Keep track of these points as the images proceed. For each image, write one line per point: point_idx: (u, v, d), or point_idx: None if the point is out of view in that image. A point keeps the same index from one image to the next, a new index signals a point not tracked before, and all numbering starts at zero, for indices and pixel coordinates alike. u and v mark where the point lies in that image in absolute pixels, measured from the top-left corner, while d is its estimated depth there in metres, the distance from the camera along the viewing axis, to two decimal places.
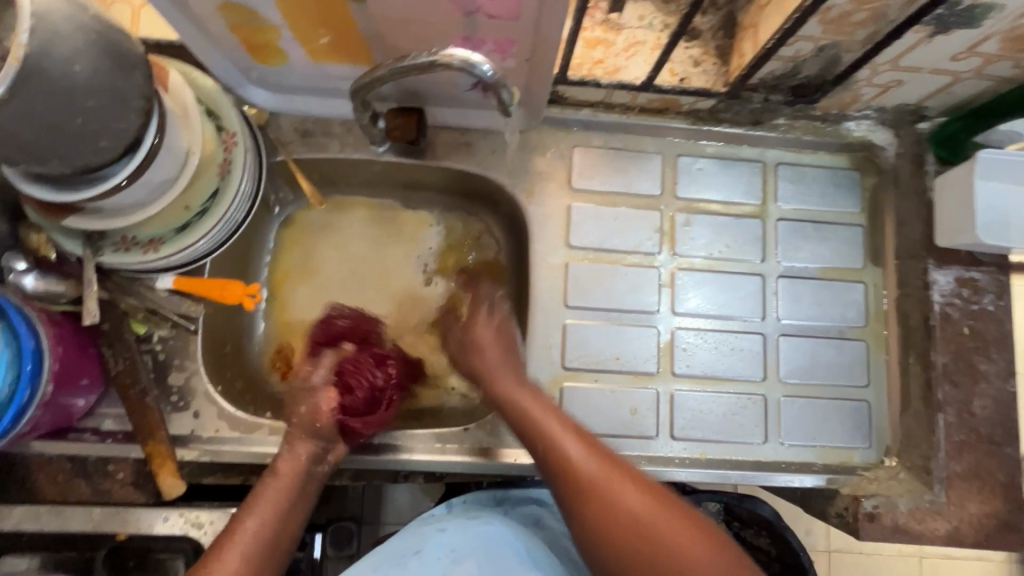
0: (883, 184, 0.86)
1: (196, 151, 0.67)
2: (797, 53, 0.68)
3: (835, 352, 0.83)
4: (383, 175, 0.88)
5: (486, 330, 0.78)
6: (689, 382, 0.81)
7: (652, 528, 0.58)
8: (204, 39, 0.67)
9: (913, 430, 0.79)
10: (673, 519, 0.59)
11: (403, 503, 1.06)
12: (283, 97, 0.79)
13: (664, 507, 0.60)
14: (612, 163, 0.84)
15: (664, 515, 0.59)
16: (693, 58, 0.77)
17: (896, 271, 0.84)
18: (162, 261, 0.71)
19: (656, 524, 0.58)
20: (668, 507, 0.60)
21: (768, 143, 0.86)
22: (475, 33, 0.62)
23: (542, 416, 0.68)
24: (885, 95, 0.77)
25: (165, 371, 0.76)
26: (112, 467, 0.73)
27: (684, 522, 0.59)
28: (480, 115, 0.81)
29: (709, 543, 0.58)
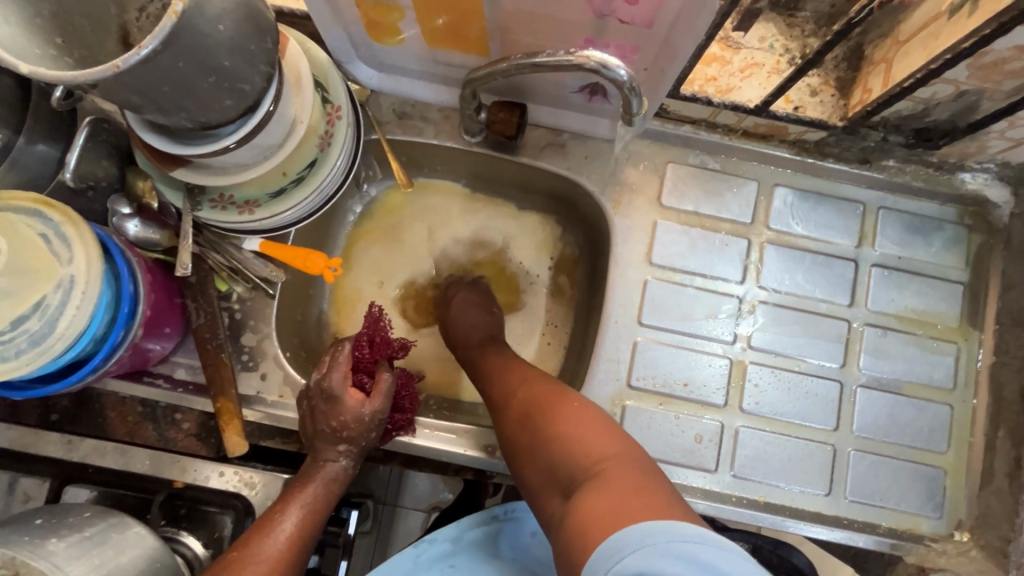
0: (991, 242, 0.81)
1: (303, 120, 0.68)
2: (933, 94, 0.65)
3: (916, 413, 0.78)
4: (468, 164, 0.88)
5: (463, 310, 0.84)
6: (758, 420, 0.78)
7: (577, 436, 0.58)
8: (329, 11, 0.67)
9: (992, 507, 0.75)
10: (603, 437, 0.58)
11: (423, 490, 1.04)
12: (387, 77, 0.80)
13: (602, 431, 0.58)
14: (707, 184, 0.81)
15: (598, 430, 0.58)
16: (810, 87, 0.74)
17: (995, 337, 0.79)
18: (254, 223, 0.72)
19: (581, 436, 0.58)
20: (606, 428, 0.59)
21: (875, 184, 0.81)
22: (602, 36, 0.61)
23: (514, 365, 0.73)
24: (1013, 151, 0.73)
25: (239, 331, 0.77)
26: (179, 416, 0.76)
27: (618, 445, 0.57)
28: (578, 118, 0.80)
29: (639, 465, 0.54)
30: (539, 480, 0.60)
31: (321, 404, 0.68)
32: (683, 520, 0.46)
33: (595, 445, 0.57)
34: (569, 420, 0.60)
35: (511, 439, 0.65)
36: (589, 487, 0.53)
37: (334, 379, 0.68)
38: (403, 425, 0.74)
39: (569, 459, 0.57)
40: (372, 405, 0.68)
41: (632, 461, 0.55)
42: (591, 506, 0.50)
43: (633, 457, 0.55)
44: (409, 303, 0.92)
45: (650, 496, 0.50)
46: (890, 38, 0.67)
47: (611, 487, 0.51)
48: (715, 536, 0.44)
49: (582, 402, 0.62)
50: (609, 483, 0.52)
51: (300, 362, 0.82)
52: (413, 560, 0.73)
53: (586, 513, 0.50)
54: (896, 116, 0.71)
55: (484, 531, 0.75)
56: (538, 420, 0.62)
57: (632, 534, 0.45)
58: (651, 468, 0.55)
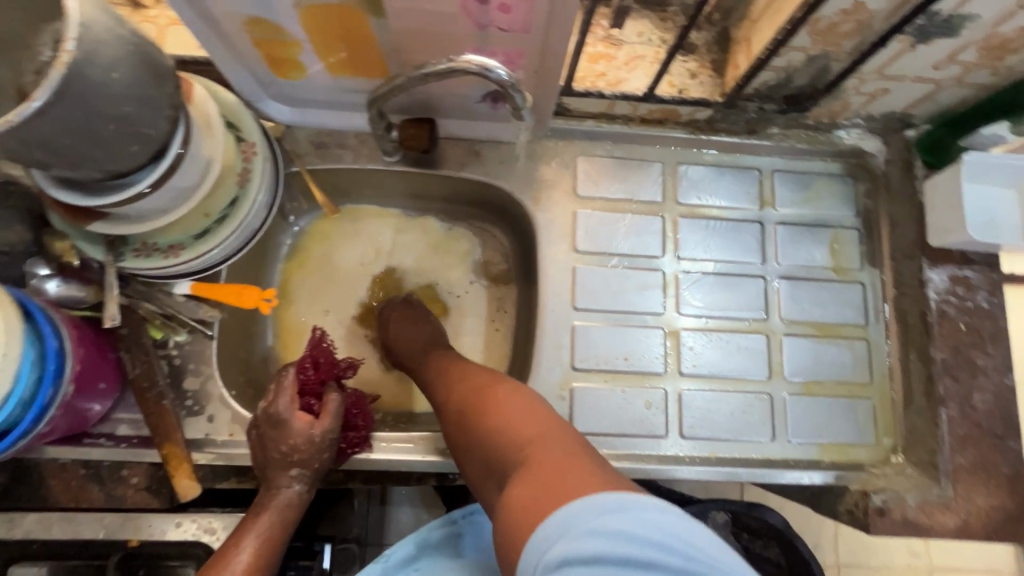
0: (875, 188, 0.89)
1: (218, 158, 0.70)
2: (789, 62, 0.73)
3: (837, 351, 0.85)
4: (393, 184, 0.91)
5: (400, 325, 0.86)
6: (697, 382, 0.82)
7: (504, 424, 0.57)
8: (229, 54, 0.70)
9: (916, 426, 0.81)
10: (528, 418, 0.56)
11: (407, 523, 1.05)
12: (299, 111, 0.83)
13: (527, 414, 0.57)
14: (616, 172, 0.87)
15: (524, 413, 0.58)
16: (689, 71, 0.82)
17: (892, 271, 0.87)
18: (181, 266, 0.72)
19: (507, 421, 0.57)
20: (531, 409, 0.58)
21: (765, 151, 0.89)
22: (488, 45, 0.66)
23: (453, 366, 0.73)
24: (873, 103, 0.82)
25: (180, 376, 0.76)
26: (126, 471, 0.73)
27: (542, 424, 0.56)
28: (487, 126, 0.84)
29: (562, 440, 0.53)
30: (480, 474, 0.60)
31: (269, 430, 0.68)
32: (598, 491, 0.45)
33: (522, 428, 0.56)
34: (496, 410, 0.60)
35: (455, 440, 0.65)
36: (516, 474, 0.52)
37: (281, 405, 0.68)
38: (359, 442, 0.74)
39: (499, 449, 0.57)
40: (321, 425, 0.69)
41: (554, 437, 0.54)
42: (516, 492, 0.50)
43: (558, 434, 0.54)
44: (354, 327, 0.93)
45: (569, 470, 0.48)
46: (745, 19, 0.75)
47: (534, 468, 0.51)
48: (631, 498, 0.44)
49: (510, 389, 0.62)
50: (532, 465, 0.51)
51: (247, 399, 0.82)
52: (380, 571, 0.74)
53: (511, 500, 0.50)
54: (765, 86, 0.79)
55: (447, 532, 0.77)
56: (470, 417, 0.62)
57: (553, 521, 0.44)
58: (577, 441, 0.54)
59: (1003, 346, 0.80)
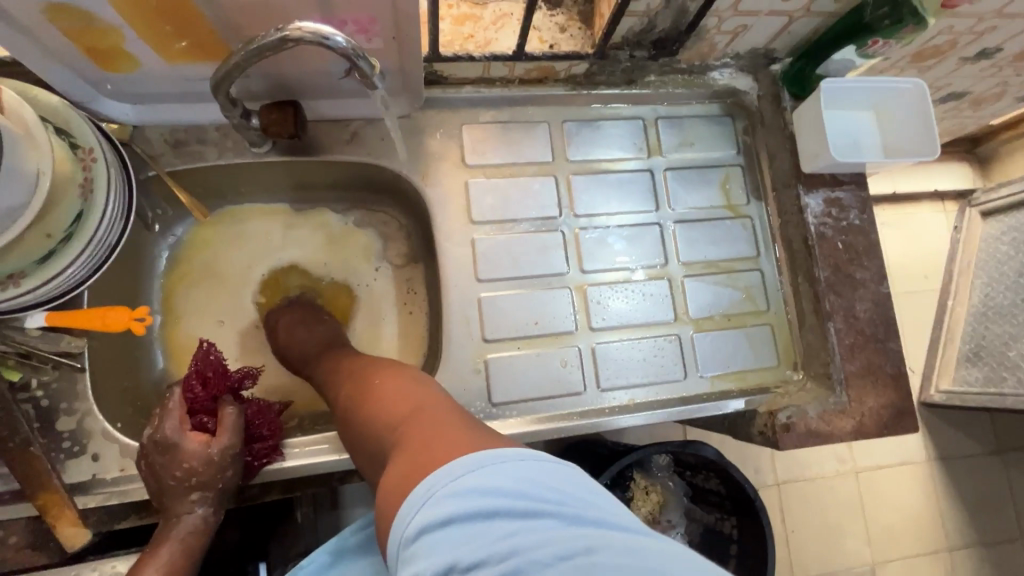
0: (752, 124, 0.93)
1: (48, 170, 0.62)
2: (648, 7, 0.73)
3: (734, 284, 0.89)
4: (273, 177, 0.86)
5: (294, 329, 0.82)
6: (609, 334, 0.84)
7: (383, 410, 0.55)
8: (37, 49, 0.62)
9: (811, 343, 0.87)
10: (407, 399, 0.54)
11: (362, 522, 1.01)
12: (146, 108, 0.75)
13: (409, 395, 0.55)
14: (503, 137, 0.85)
15: (404, 395, 0.55)
16: (558, 26, 0.81)
17: (775, 202, 0.91)
18: (24, 296, 0.64)
19: (387, 406, 0.55)
20: (412, 390, 0.56)
21: (646, 99, 0.90)
22: (333, 13, 0.61)
23: (342, 364, 0.70)
24: (737, 42, 0.84)
25: (52, 417, 0.68)
26: (3, 532, 0.65)
27: (418, 401, 0.53)
28: (359, 104, 0.80)
29: (440, 412, 0.51)
30: (367, 466, 0.57)
31: (158, 457, 0.62)
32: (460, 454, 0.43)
33: (399, 411, 0.54)
34: (380, 397, 0.57)
35: (345, 437, 0.62)
36: (391, 456, 0.50)
37: (168, 428, 0.63)
38: (268, 452, 0.70)
39: (380, 436, 0.54)
40: (219, 442, 0.64)
41: (432, 409, 0.52)
42: (389, 473, 0.47)
43: (434, 407, 0.52)
44: (254, 334, 0.88)
45: (437, 439, 0.46)
46: None
47: (407, 444, 0.48)
48: (493, 453, 0.42)
49: (393, 375, 0.59)
50: (406, 442, 0.49)
51: (136, 429, 0.75)
52: None
53: (383, 483, 0.47)
54: (631, 33, 0.79)
55: (368, 534, 0.69)
56: (356, 409, 0.59)
57: (414, 492, 0.41)
58: (454, 412, 0.51)
59: (877, 258, 0.86)
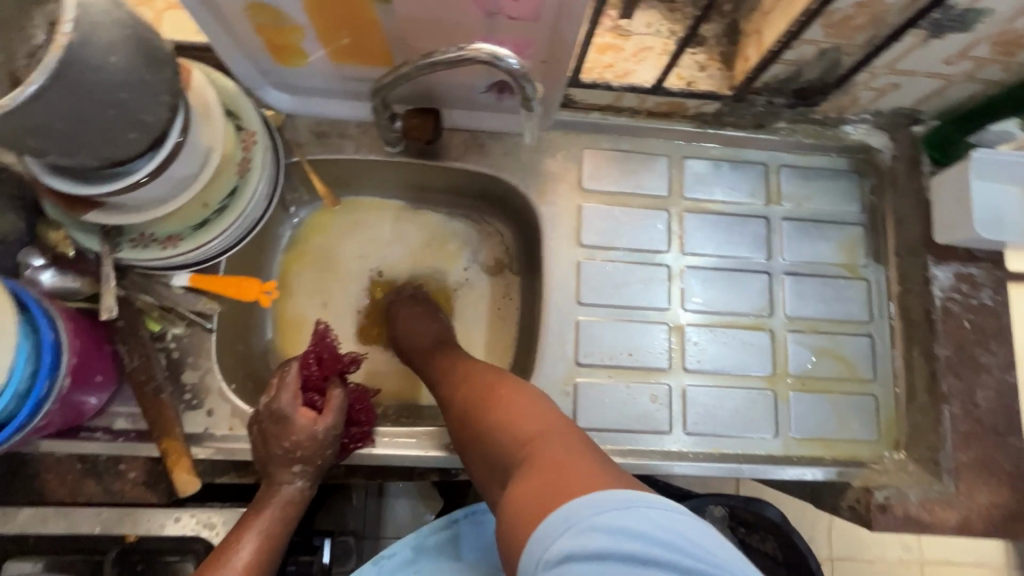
0: (881, 185, 0.89)
1: (218, 148, 0.68)
2: (800, 56, 0.72)
3: (840, 347, 0.85)
4: (394, 175, 0.90)
5: (410, 320, 0.85)
6: (701, 378, 0.82)
7: (507, 422, 0.58)
8: (229, 40, 0.68)
9: (918, 422, 0.82)
10: (533, 417, 0.57)
11: (403, 518, 1.03)
12: (301, 100, 0.81)
13: (533, 413, 0.58)
14: (622, 165, 0.86)
15: (529, 412, 0.58)
16: (698, 64, 0.81)
17: (897, 268, 0.86)
18: (179, 257, 0.71)
19: (512, 419, 0.58)
20: (536, 407, 0.58)
21: (771, 146, 0.88)
22: (495, 33, 0.64)
23: (456, 365, 0.73)
24: (882, 99, 0.81)
25: (179, 369, 0.75)
26: (123, 466, 0.71)
27: (545, 423, 0.56)
28: (492, 118, 0.83)
29: (567, 439, 0.54)
30: (483, 472, 0.60)
31: (272, 426, 0.67)
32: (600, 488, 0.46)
33: (527, 428, 0.56)
34: (502, 407, 0.60)
35: (458, 437, 0.65)
36: (520, 473, 0.52)
37: (283, 401, 0.67)
38: (362, 437, 0.74)
39: (504, 449, 0.57)
40: (324, 421, 0.68)
41: (559, 435, 0.54)
42: (520, 491, 0.50)
43: (562, 433, 0.55)
44: (355, 319, 0.92)
45: (574, 470, 0.49)
46: (756, 11, 0.74)
47: (538, 466, 0.51)
48: (629, 495, 0.45)
49: (516, 388, 0.62)
50: (536, 463, 0.51)
51: (247, 392, 0.80)
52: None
53: (516, 499, 0.50)
54: (774, 80, 0.78)
55: (446, 536, 0.75)
56: (475, 414, 0.62)
57: (557, 517, 0.45)
58: (582, 441, 0.54)
59: (1006, 344, 0.80)
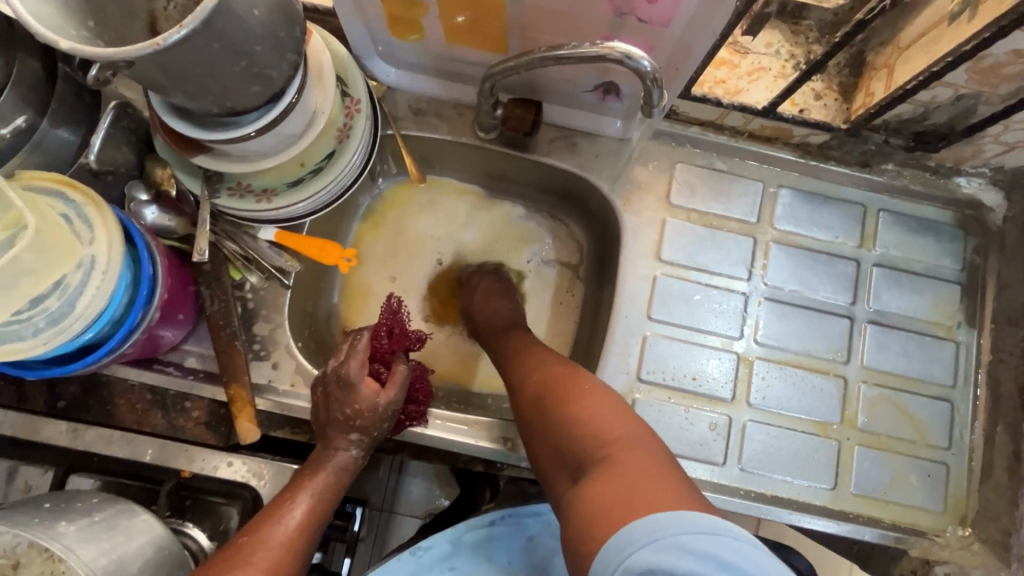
0: (986, 245, 0.83)
1: (324, 111, 0.69)
2: (933, 98, 0.68)
3: (916, 407, 0.80)
4: (478, 161, 0.90)
5: (486, 297, 0.85)
6: (764, 415, 0.79)
7: (586, 419, 0.58)
8: (353, 7, 0.69)
9: (991, 501, 0.77)
10: (613, 420, 0.57)
11: (416, 496, 1.01)
12: (405, 74, 0.82)
13: (613, 415, 0.58)
14: (714, 185, 0.84)
15: (609, 413, 0.58)
16: (814, 91, 0.78)
17: (991, 336, 0.81)
18: (271, 212, 0.72)
19: (590, 416, 0.58)
20: (615, 409, 0.59)
21: (874, 187, 0.84)
22: (621, 34, 0.63)
23: (529, 351, 0.74)
24: (1007, 155, 0.76)
25: (252, 320, 0.77)
26: (189, 404, 0.74)
27: (626, 429, 0.56)
28: (590, 118, 0.82)
29: (648, 450, 0.54)
30: (549, 461, 0.61)
31: (337, 391, 0.68)
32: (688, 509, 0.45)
33: (606, 427, 0.57)
34: (579, 402, 0.60)
35: (526, 422, 0.66)
36: (598, 472, 0.53)
37: (351, 368, 0.68)
38: (416, 416, 0.75)
39: (579, 443, 0.57)
40: (386, 395, 0.69)
41: (640, 444, 0.55)
42: (598, 492, 0.51)
43: (642, 442, 0.55)
44: (418, 298, 0.92)
45: (654, 480, 0.50)
46: (891, 45, 0.70)
47: (619, 471, 0.52)
48: (716, 522, 0.44)
49: (595, 386, 0.62)
50: (616, 467, 0.52)
51: (310, 352, 0.82)
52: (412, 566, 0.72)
53: (595, 500, 0.51)
54: (897, 119, 0.75)
55: (482, 535, 0.75)
56: (550, 403, 0.63)
57: (639, 529, 0.45)
58: (661, 454, 0.54)
59: None
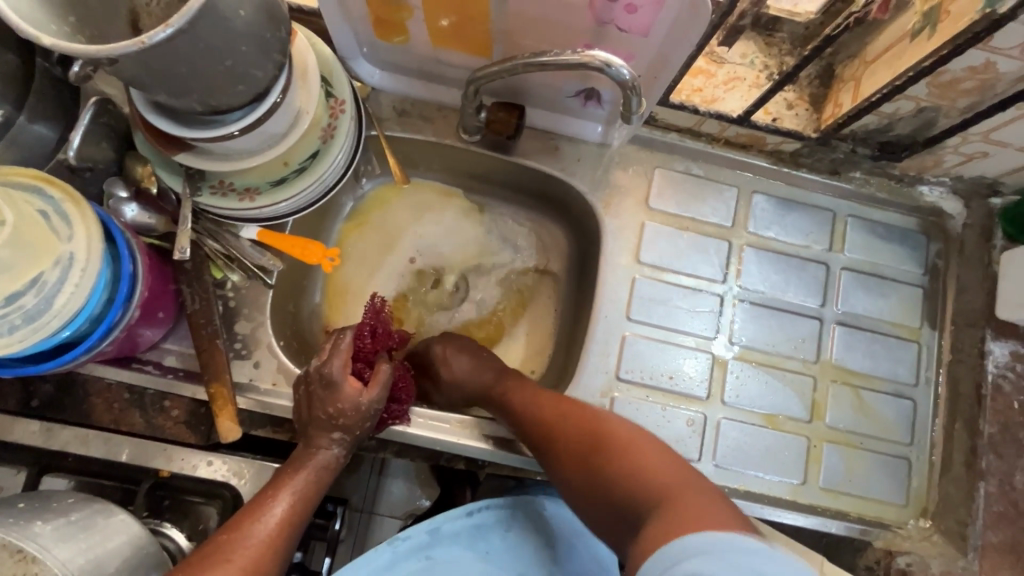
0: (948, 249, 0.88)
1: (309, 111, 0.69)
2: (897, 110, 0.72)
3: (881, 405, 0.84)
4: (460, 163, 0.91)
5: (454, 365, 0.80)
6: (738, 413, 0.82)
7: (637, 467, 0.62)
8: (339, 8, 0.70)
9: (951, 495, 0.81)
10: (663, 467, 0.61)
11: (397, 496, 1.02)
12: (389, 76, 0.83)
13: (664, 464, 0.62)
14: (691, 189, 0.86)
15: (662, 462, 0.62)
16: (786, 101, 0.81)
17: (951, 336, 0.85)
18: (254, 211, 0.72)
19: (641, 464, 0.62)
20: (665, 458, 0.63)
21: (843, 194, 0.88)
22: (601, 42, 0.65)
23: (544, 394, 0.74)
24: (966, 165, 0.80)
25: (233, 318, 0.78)
26: (168, 403, 0.74)
27: (679, 472, 0.61)
28: (572, 123, 0.84)
29: (702, 492, 0.58)
30: (603, 511, 0.63)
31: (320, 390, 0.68)
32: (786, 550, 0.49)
33: (662, 475, 0.60)
34: (626, 451, 0.64)
35: (569, 466, 0.68)
36: (657, 515, 0.56)
37: (334, 366, 0.68)
38: (399, 414, 0.75)
39: (633, 493, 0.61)
40: (370, 394, 0.69)
41: (693, 487, 0.59)
42: (661, 531, 0.54)
43: (694, 485, 0.59)
44: (400, 295, 0.93)
45: (714, 518, 0.53)
46: (858, 58, 0.74)
47: (679, 511, 0.55)
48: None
49: (639, 435, 0.66)
50: (675, 509, 0.56)
51: (293, 351, 0.82)
52: (389, 558, 0.72)
53: (653, 538, 0.54)
54: (864, 130, 0.78)
55: (462, 526, 0.76)
56: (593, 453, 0.66)
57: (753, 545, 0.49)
58: (715, 494, 0.58)
59: None
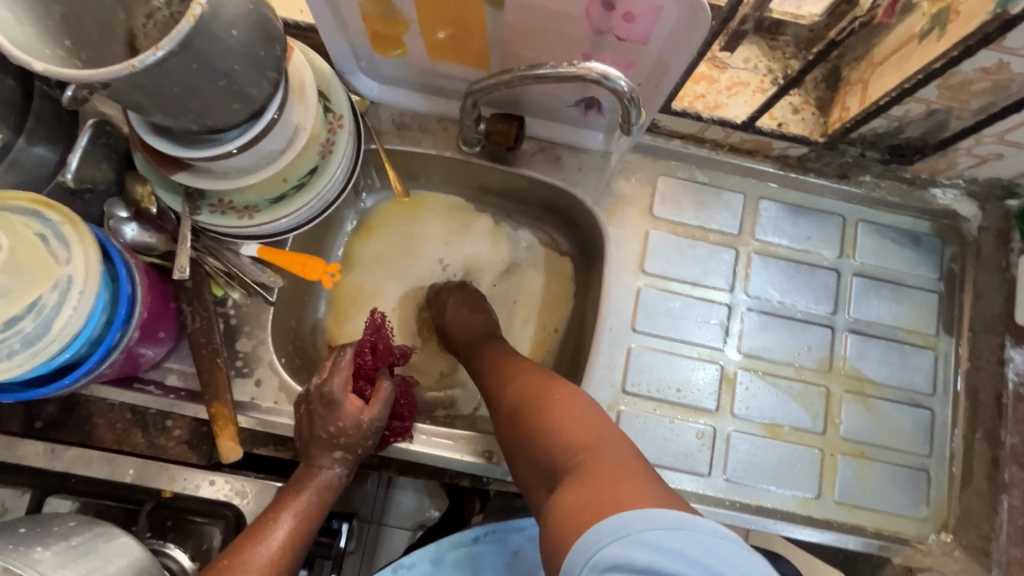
0: (963, 253, 0.85)
1: (306, 126, 0.68)
2: (906, 113, 0.70)
3: (897, 415, 0.81)
4: (460, 173, 0.90)
5: (456, 311, 0.85)
6: (748, 425, 0.80)
7: (563, 429, 0.60)
8: (335, 24, 0.70)
9: (972, 508, 0.78)
10: (587, 427, 0.59)
11: (407, 507, 1.01)
12: (387, 89, 0.82)
13: (592, 425, 0.59)
14: (696, 197, 0.85)
15: (582, 420, 0.60)
16: (792, 105, 0.79)
17: (969, 343, 0.83)
18: (253, 227, 0.71)
19: (564, 426, 0.60)
20: (590, 418, 0.60)
21: (853, 199, 0.85)
22: (599, 51, 0.64)
23: (505, 359, 0.75)
24: (980, 167, 0.78)
25: (234, 336, 0.77)
26: (170, 423, 0.74)
27: (602, 433, 0.58)
28: (573, 132, 0.83)
29: (620, 456, 0.55)
30: (527, 472, 0.63)
31: (320, 408, 0.67)
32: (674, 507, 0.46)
33: (583, 434, 0.58)
34: (553, 413, 0.62)
35: (504, 429, 0.67)
36: (571, 479, 0.54)
37: (334, 385, 0.67)
38: (402, 431, 0.75)
39: (555, 456, 0.59)
40: (370, 412, 0.69)
41: (613, 449, 0.56)
42: (571, 497, 0.52)
43: (615, 447, 0.56)
44: (402, 308, 0.92)
45: (621, 485, 0.50)
46: (865, 61, 0.72)
47: (592, 475, 0.53)
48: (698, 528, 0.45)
49: (572, 395, 0.64)
50: (589, 473, 0.53)
51: (295, 368, 0.82)
52: None
53: (563, 507, 0.52)
54: (873, 133, 0.76)
55: (465, 553, 0.75)
56: (525, 415, 0.64)
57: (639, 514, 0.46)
58: (634, 458, 0.55)
59: None
